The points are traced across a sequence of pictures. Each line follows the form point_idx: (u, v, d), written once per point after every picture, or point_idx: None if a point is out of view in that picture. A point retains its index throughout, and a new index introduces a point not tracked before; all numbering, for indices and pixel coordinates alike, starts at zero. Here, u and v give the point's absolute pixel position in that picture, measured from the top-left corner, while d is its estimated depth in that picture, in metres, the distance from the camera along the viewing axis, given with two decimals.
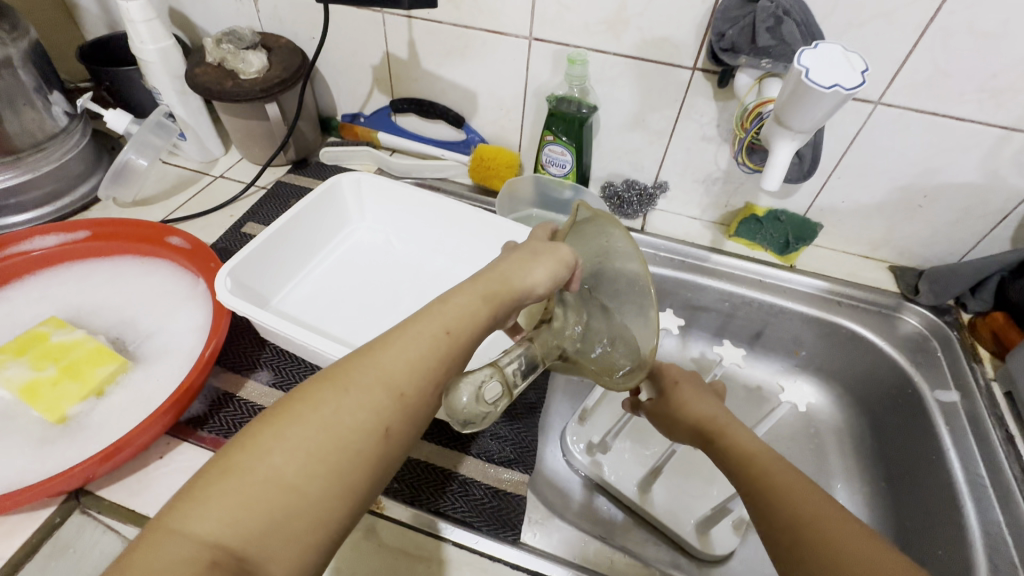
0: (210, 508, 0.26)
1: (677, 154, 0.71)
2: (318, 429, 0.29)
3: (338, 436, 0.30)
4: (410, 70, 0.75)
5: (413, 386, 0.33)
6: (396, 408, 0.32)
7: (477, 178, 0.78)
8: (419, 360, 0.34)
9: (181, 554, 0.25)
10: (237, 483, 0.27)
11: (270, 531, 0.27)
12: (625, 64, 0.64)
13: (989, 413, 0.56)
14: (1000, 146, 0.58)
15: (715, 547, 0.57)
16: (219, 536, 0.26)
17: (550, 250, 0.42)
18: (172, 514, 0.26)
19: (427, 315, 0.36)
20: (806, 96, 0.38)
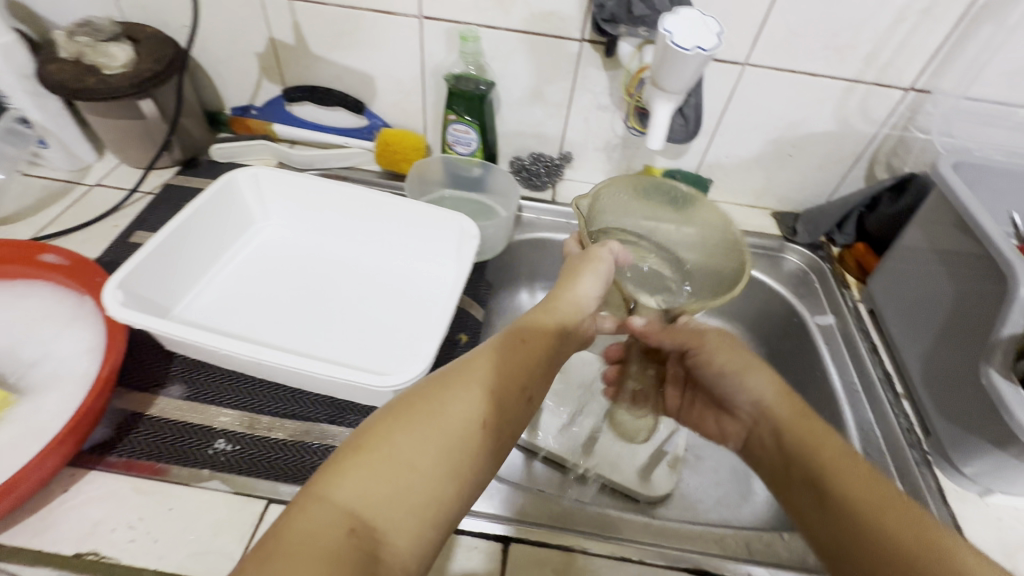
0: (349, 480, 0.30)
1: (577, 124, 0.74)
2: (434, 424, 0.32)
3: (446, 424, 0.33)
4: (299, 56, 0.72)
5: (503, 387, 0.36)
6: (491, 401, 0.35)
7: (384, 164, 0.77)
8: (520, 369, 0.37)
9: (327, 519, 0.28)
10: (368, 460, 0.30)
11: (393, 505, 0.29)
12: (516, 39, 0.66)
13: (857, 329, 0.65)
14: (847, 96, 0.66)
15: (656, 488, 0.62)
16: (355, 504, 0.29)
17: (588, 262, 0.48)
18: (319, 485, 0.29)
19: (519, 330, 0.40)
20: (671, 59, 0.42)
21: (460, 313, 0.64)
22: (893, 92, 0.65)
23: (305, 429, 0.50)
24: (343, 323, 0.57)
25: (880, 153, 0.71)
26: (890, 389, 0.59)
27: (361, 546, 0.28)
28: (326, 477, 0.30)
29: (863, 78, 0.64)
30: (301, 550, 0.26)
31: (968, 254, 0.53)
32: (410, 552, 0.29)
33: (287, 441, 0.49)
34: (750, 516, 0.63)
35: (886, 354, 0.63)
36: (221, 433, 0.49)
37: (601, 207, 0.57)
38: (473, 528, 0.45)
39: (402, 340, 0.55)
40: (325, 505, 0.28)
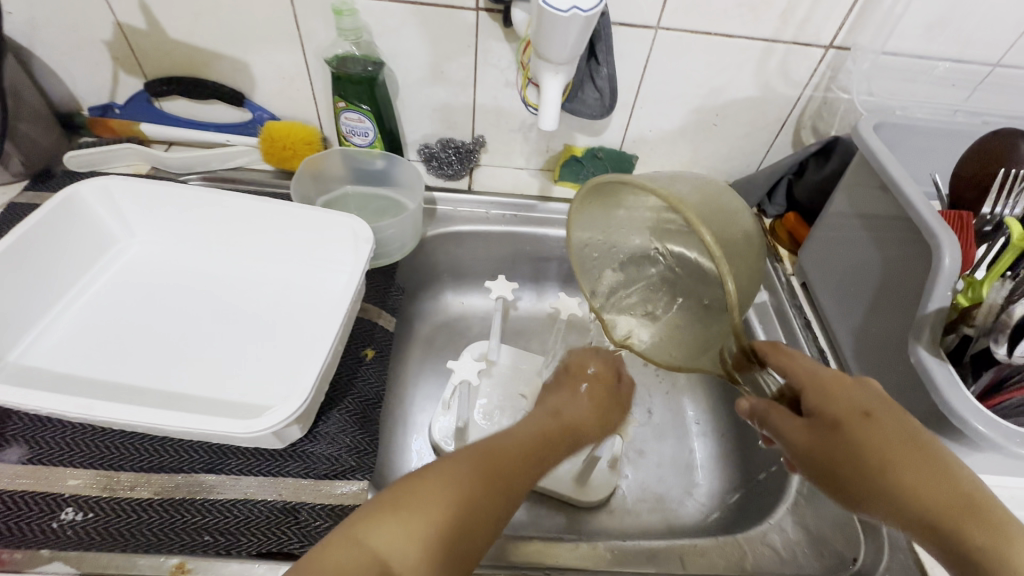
0: (383, 522, 0.31)
1: (486, 104, 0.67)
2: (472, 476, 0.35)
3: (473, 478, 0.34)
4: (155, 42, 0.62)
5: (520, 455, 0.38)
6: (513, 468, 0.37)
7: (274, 162, 0.68)
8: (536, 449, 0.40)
9: (358, 552, 0.30)
10: (401, 505, 0.32)
11: (418, 545, 0.31)
12: (403, 11, 0.58)
13: (791, 305, 0.62)
14: (767, 57, 0.62)
15: (591, 493, 0.58)
16: (385, 543, 0.30)
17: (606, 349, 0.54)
18: (355, 527, 0.31)
19: (553, 413, 0.44)
20: (549, 24, 0.35)
21: (365, 324, 0.58)
22: (812, 50, 0.61)
23: (176, 484, 0.43)
24: (218, 356, 0.49)
25: (805, 117, 0.68)
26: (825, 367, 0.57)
27: None
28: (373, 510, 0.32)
29: (782, 37, 0.60)
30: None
31: (891, 216, 0.50)
32: None
33: (153, 500, 0.42)
34: (694, 511, 0.60)
35: (820, 329, 0.60)
36: (70, 499, 0.42)
37: (598, 248, 0.48)
38: None
39: (288, 369, 0.48)
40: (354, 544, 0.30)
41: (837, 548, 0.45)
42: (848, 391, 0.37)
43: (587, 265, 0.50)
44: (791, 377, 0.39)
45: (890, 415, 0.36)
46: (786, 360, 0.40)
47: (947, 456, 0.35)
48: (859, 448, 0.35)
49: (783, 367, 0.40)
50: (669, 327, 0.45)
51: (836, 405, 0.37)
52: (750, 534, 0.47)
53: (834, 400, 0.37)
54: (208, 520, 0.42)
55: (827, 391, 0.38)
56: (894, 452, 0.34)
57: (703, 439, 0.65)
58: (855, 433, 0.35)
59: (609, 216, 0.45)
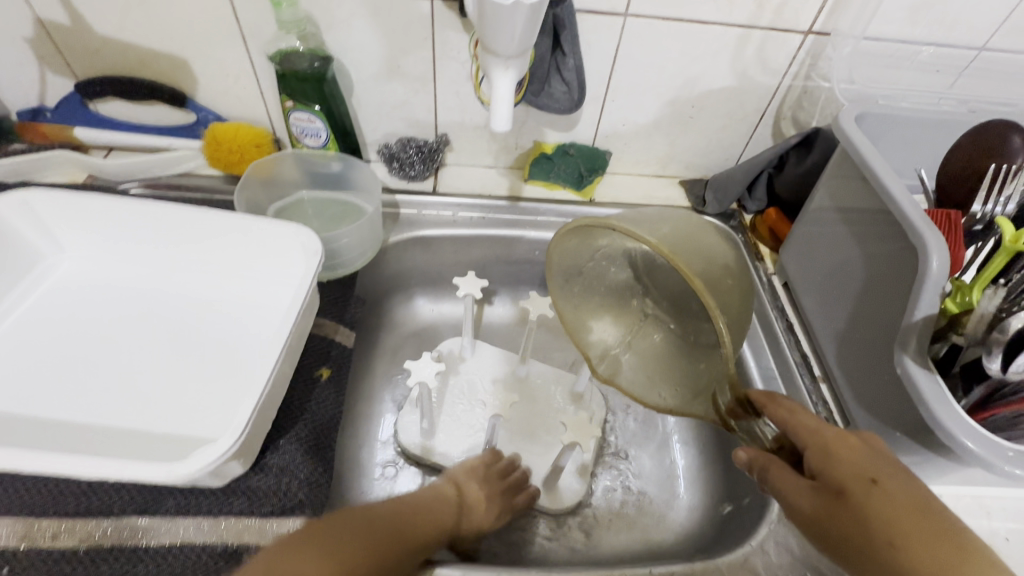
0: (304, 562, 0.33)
1: (448, 100, 0.63)
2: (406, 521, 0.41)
3: (377, 532, 0.38)
4: (82, 40, 0.57)
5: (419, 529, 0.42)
6: (409, 529, 0.41)
7: (221, 166, 0.63)
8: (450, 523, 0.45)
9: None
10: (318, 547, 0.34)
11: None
12: (351, 1, 0.53)
13: (772, 306, 0.60)
14: (743, 46, 0.58)
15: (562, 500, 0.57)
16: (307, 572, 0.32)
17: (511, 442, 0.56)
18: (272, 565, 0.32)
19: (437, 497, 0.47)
20: (491, 12, 0.31)
21: (321, 342, 0.54)
22: (790, 37, 0.57)
23: (105, 531, 0.40)
24: (152, 386, 0.45)
25: (784, 107, 0.64)
26: (808, 374, 0.54)
27: None
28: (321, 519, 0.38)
29: (758, 22, 0.56)
30: None
31: (868, 210, 0.47)
32: None
33: (80, 551, 0.39)
34: (674, 525, 0.57)
35: (803, 333, 0.57)
36: None
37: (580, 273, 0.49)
38: None
39: (229, 398, 0.44)
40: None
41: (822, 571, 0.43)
42: (851, 451, 0.34)
43: (571, 291, 0.51)
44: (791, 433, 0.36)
45: (901, 483, 0.32)
46: (787, 414, 0.36)
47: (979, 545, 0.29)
48: (865, 523, 0.30)
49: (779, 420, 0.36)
50: (652, 355, 0.47)
51: (842, 470, 0.33)
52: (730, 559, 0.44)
53: (836, 463, 0.33)
54: (139, 569, 0.38)
55: (829, 450, 0.34)
56: (905, 531, 0.30)
57: (684, 447, 0.63)
58: (863, 506, 0.31)
59: (590, 244, 0.46)
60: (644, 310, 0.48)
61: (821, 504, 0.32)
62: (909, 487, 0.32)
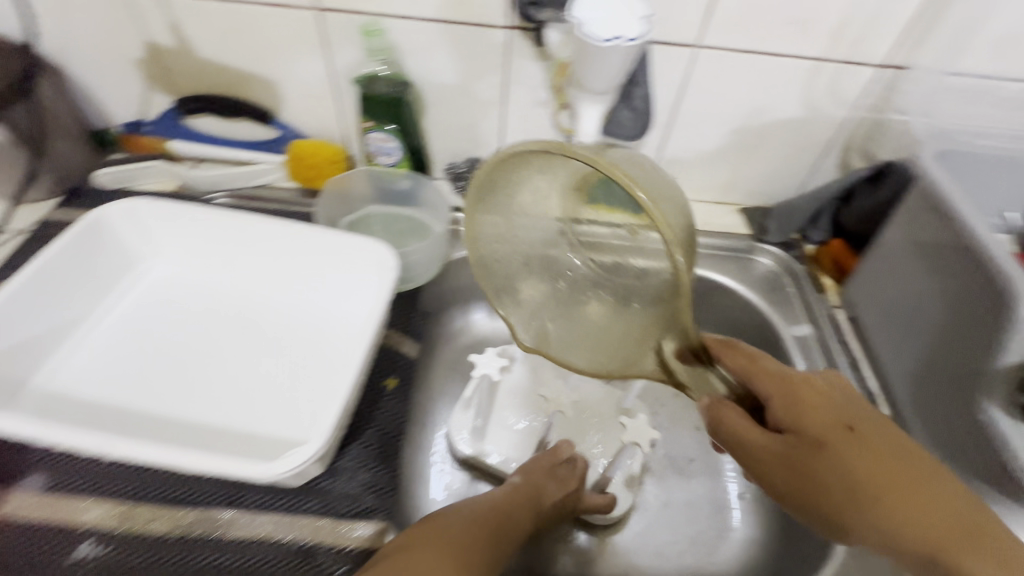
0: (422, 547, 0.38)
1: (515, 123, 0.65)
2: (483, 529, 0.43)
3: (474, 519, 0.43)
4: (186, 62, 0.62)
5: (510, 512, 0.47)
6: (498, 514, 0.46)
7: (301, 179, 0.68)
8: (534, 515, 0.48)
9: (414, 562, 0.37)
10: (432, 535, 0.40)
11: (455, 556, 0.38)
12: (433, 29, 0.56)
13: (836, 340, 0.59)
14: (814, 77, 0.58)
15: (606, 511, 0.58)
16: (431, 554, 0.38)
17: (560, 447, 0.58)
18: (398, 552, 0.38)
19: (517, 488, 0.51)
20: (589, 53, 0.33)
21: (388, 353, 0.56)
22: (864, 69, 0.57)
23: (191, 520, 0.42)
24: (235, 387, 0.48)
25: (854, 138, 0.64)
26: (876, 412, 0.53)
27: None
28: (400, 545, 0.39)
29: (832, 55, 0.56)
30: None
31: (943, 243, 0.47)
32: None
33: (169, 537, 0.42)
34: (726, 558, 0.57)
35: (870, 369, 0.56)
36: (88, 533, 0.41)
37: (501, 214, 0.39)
38: None
39: (305, 402, 0.47)
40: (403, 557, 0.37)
41: None
42: (827, 403, 0.33)
43: (495, 278, 0.42)
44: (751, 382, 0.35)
45: (872, 427, 0.32)
46: (763, 370, 0.35)
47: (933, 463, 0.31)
48: (844, 471, 0.31)
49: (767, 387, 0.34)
50: (590, 329, 0.38)
51: (816, 420, 0.33)
52: None
53: (807, 415, 0.33)
54: (223, 560, 0.41)
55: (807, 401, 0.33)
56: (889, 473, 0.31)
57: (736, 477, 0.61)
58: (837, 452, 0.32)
59: (511, 205, 0.39)
60: (572, 275, 0.41)
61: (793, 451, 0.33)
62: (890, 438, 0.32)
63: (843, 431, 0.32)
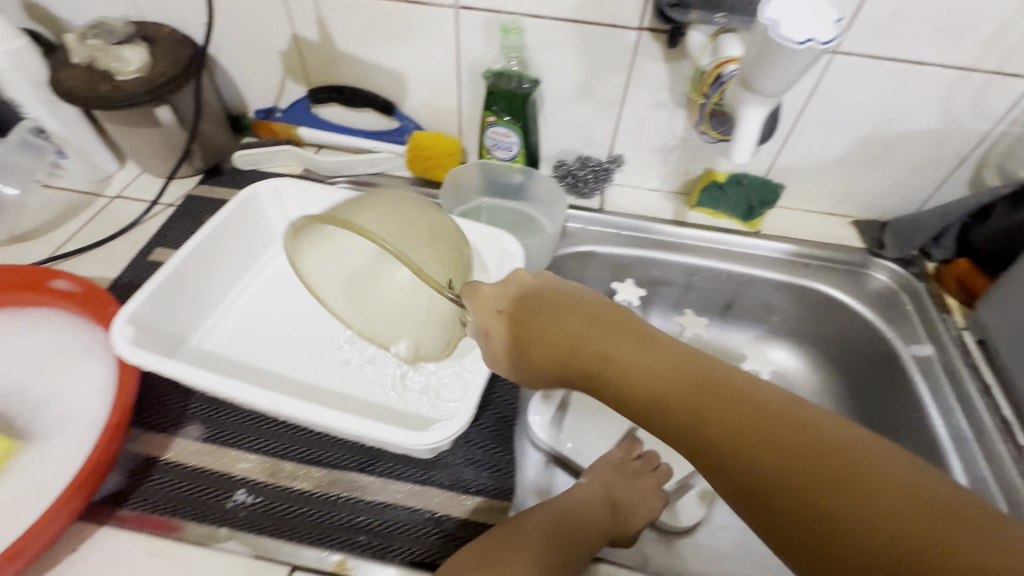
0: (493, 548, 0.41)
1: (630, 124, 0.66)
2: (553, 545, 0.44)
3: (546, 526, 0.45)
4: (325, 54, 0.66)
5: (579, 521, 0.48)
6: (568, 522, 0.47)
7: (417, 170, 0.70)
8: (600, 525, 0.49)
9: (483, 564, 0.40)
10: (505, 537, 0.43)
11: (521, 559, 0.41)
12: (564, 29, 0.58)
13: (964, 364, 0.56)
14: (958, 87, 0.56)
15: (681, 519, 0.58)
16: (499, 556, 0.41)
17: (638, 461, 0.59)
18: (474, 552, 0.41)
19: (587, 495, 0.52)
20: (774, 55, 0.33)
21: None
22: (1016, 81, 0.54)
23: (332, 479, 0.45)
24: (369, 359, 0.51)
25: (992, 153, 0.61)
26: (1009, 441, 0.51)
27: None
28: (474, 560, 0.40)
29: (981, 65, 0.53)
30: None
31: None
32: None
33: (313, 493, 0.44)
34: None
35: (1002, 396, 0.54)
36: (241, 482, 0.45)
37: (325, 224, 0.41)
38: None
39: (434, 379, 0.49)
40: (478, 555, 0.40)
41: None
42: (623, 344, 0.33)
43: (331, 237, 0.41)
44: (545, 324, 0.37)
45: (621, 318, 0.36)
46: (532, 325, 0.37)
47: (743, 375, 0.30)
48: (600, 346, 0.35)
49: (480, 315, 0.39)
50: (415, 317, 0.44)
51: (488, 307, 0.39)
52: None
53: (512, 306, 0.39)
54: (362, 520, 0.43)
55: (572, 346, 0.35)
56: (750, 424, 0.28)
57: None
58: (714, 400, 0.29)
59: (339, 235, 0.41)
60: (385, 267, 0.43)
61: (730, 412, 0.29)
62: (694, 373, 0.31)
63: (688, 387, 0.30)
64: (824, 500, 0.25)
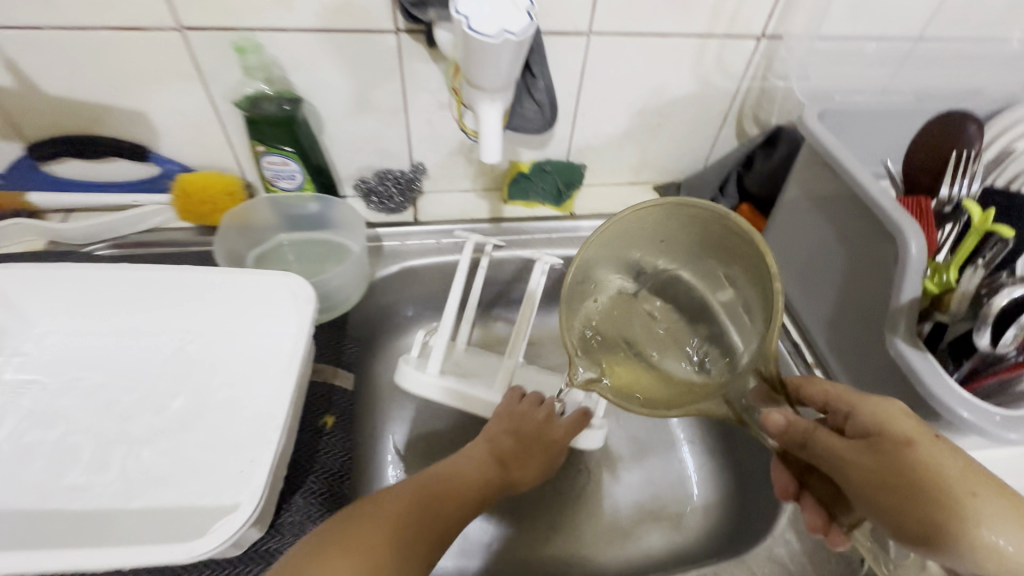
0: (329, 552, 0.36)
1: (421, 129, 0.62)
2: (392, 522, 0.39)
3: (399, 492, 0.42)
4: (31, 102, 0.54)
5: (436, 486, 0.45)
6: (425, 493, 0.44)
7: (193, 216, 0.62)
8: (452, 496, 0.45)
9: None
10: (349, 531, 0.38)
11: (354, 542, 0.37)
12: (315, 40, 0.53)
13: None
14: (702, 53, 0.60)
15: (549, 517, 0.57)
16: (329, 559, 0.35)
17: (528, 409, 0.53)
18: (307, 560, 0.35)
19: (470, 464, 0.50)
20: (478, 49, 0.33)
21: (321, 388, 0.52)
22: (746, 42, 0.60)
23: None
24: (160, 461, 0.43)
25: (746, 108, 0.67)
26: (801, 361, 0.56)
27: None
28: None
29: (715, 31, 0.58)
30: None
31: (842, 197, 0.49)
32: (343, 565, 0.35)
33: None
34: (691, 528, 0.57)
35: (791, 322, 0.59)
36: None
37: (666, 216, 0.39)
38: None
39: (247, 463, 0.43)
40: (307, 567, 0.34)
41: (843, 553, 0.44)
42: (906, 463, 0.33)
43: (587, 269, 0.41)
44: (835, 406, 0.39)
45: (901, 449, 0.33)
46: (873, 471, 0.33)
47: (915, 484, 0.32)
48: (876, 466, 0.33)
49: (818, 398, 0.40)
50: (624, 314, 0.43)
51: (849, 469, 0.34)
52: (755, 551, 0.45)
53: (880, 483, 0.32)
54: None
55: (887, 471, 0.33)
56: (893, 467, 0.33)
57: (691, 447, 0.62)
58: (886, 449, 0.34)
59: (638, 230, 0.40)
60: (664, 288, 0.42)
61: (889, 456, 0.33)
62: (929, 453, 0.33)
63: (863, 472, 0.33)
64: (862, 478, 0.33)
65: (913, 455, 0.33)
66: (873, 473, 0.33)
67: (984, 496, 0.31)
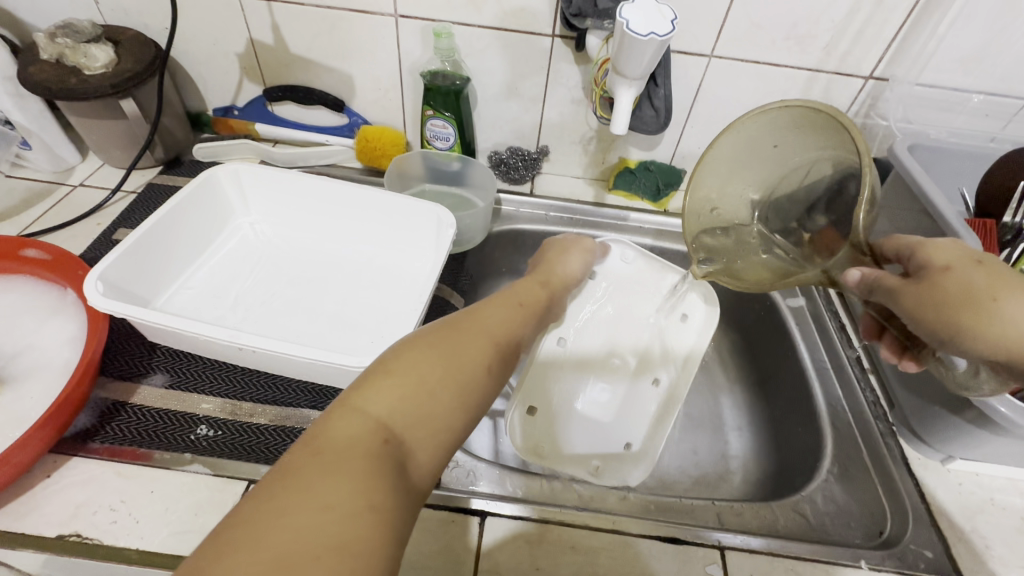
0: (380, 394, 0.28)
1: (552, 118, 0.76)
2: (450, 368, 0.31)
3: (451, 351, 0.32)
4: (279, 56, 0.73)
5: (504, 341, 0.37)
6: (491, 350, 0.35)
7: (365, 160, 0.79)
8: (513, 337, 0.38)
9: (357, 424, 0.27)
10: (399, 377, 0.29)
11: (419, 398, 0.29)
12: (489, 35, 0.68)
13: (826, 310, 0.68)
14: (810, 86, 0.68)
15: None
16: (386, 412, 0.28)
17: (576, 243, 0.59)
18: (349, 398, 0.28)
19: (517, 295, 0.45)
20: (630, 45, 0.45)
21: (441, 302, 0.66)
22: (854, 80, 0.67)
23: (286, 415, 0.52)
24: (331, 318, 0.58)
25: None
26: (858, 366, 0.62)
27: (394, 456, 0.26)
28: (264, 502, 0.22)
29: (824, 67, 0.66)
30: (340, 454, 0.25)
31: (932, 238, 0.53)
32: (391, 412, 0.28)
33: (269, 426, 0.50)
34: (726, 493, 0.62)
35: (853, 333, 0.66)
36: (203, 419, 0.50)
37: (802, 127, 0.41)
38: (502, 513, 0.46)
39: (394, 330, 0.56)
40: (359, 414, 0.27)
41: (864, 525, 0.49)
42: (953, 282, 0.33)
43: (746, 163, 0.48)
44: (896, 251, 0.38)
45: (950, 272, 0.34)
46: (936, 295, 0.34)
47: (968, 303, 0.32)
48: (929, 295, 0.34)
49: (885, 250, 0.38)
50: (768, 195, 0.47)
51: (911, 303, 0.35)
52: (782, 502, 0.51)
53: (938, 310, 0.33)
54: None
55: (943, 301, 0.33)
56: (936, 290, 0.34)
57: (738, 432, 0.69)
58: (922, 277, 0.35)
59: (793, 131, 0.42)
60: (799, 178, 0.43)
61: (920, 286, 0.34)
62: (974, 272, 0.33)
63: (925, 301, 0.34)
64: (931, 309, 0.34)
65: (943, 277, 0.34)
66: (917, 304, 0.34)
67: (1011, 297, 0.32)
